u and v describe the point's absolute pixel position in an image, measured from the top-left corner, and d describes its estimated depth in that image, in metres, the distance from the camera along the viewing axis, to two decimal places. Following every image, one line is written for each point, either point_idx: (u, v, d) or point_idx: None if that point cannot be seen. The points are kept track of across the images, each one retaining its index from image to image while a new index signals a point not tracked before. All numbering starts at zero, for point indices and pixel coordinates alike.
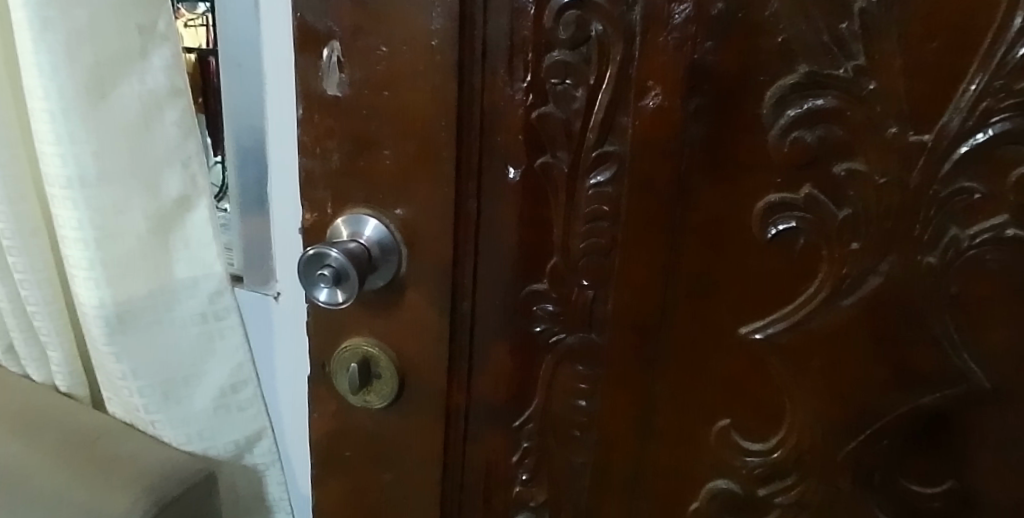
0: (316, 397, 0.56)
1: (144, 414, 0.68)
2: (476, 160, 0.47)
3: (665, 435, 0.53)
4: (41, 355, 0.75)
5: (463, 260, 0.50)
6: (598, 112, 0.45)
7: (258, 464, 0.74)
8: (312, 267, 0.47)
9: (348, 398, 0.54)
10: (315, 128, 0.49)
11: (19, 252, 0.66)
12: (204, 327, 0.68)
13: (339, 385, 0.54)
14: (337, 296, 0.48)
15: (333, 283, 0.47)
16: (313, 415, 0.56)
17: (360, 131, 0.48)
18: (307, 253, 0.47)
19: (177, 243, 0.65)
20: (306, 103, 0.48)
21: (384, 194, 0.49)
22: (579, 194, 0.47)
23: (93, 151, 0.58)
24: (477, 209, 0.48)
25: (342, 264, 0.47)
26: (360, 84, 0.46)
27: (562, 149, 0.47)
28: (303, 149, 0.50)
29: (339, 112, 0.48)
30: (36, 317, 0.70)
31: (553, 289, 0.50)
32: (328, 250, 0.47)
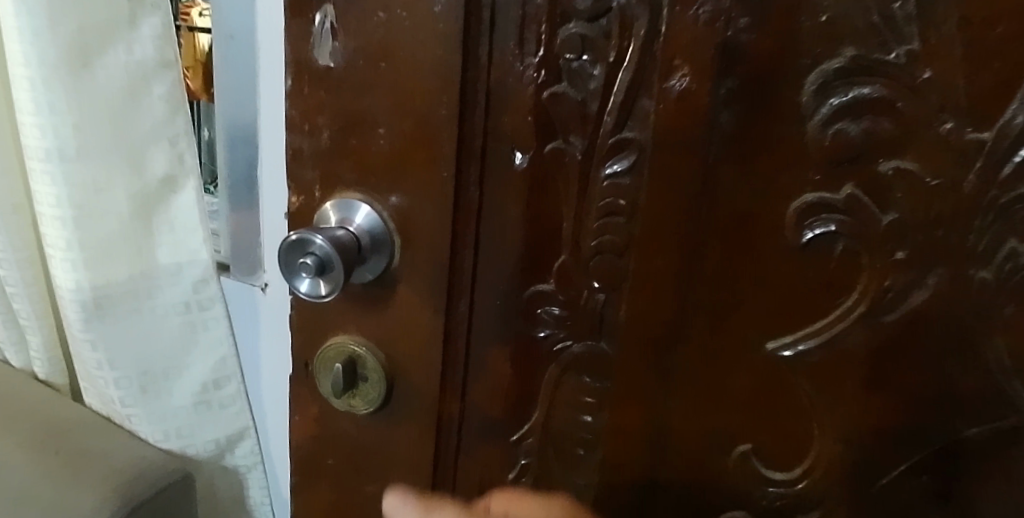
0: (297, 400, 0.51)
1: (120, 408, 0.64)
2: (479, 143, 0.42)
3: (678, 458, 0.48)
4: (18, 339, 0.70)
5: (462, 254, 0.45)
6: (617, 94, 0.40)
7: (239, 465, 0.69)
8: (295, 255, 0.42)
9: (331, 402, 0.49)
10: (305, 102, 0.44)
11: None
12: (187, 317, 0.63)
13: (322, 387, 0.49)
14: (320, 289, 0.43)
15: (316, 274, 0.42)
16: (293, 418, 0.52)
17: (353, 105, 0.43)
18: (289, 238, 0.42)
19: (162, 226, 0.60)
20: (296, 74, 0.44)
21: (378, 178, 0.44)
22: (593, 186, 0.42)
23: (75, 123, 0.54)
24: (479, 197, 0.44)
25: (327, 252, 0.42)
26: (355, 55, 0.42)
27: (576, 134, 0.42)
28: (291, 125, 0.45)
29: (332, 85, 0.43)
30: (14, 299, 0.66)
31: (559, 290, 0.45)
32: (313, 236, 0.42)
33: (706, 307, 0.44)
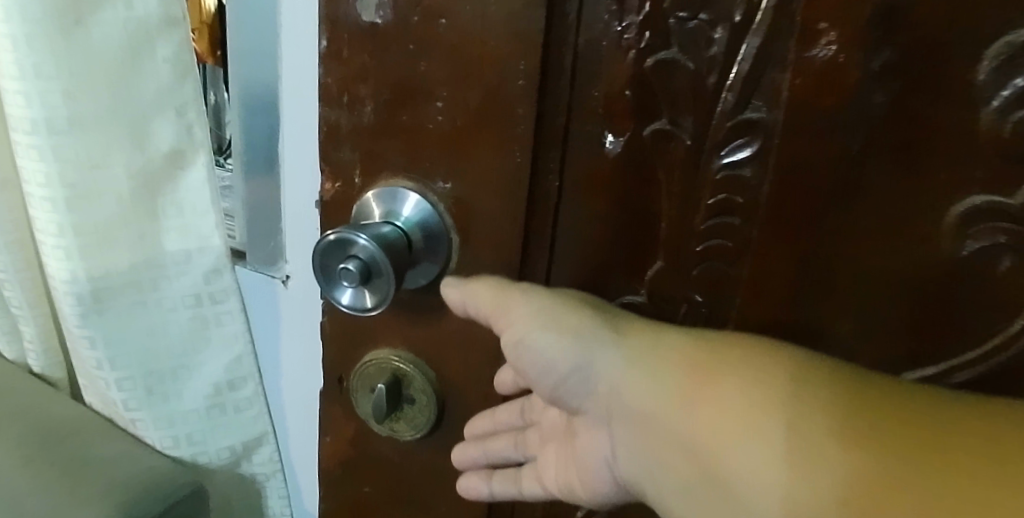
0: (330, 419, 0.44)
1: (123, 411, 0.57)
2: (563, 122, 0.34)
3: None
4: (11, 329, 0.63)
5: (535, 257, 0.37)
6: (741, 63, 0.32)
7: (257, 474, 0.61)
8: (333, 259, 0.35)
9: (371, 424, 0.42)
10: (343, 67, 0.36)
11: None
12: (197, 311, 0.55)
13: (360, 407, 0.41)
14: (366, 301, 0.35)
15: (360, 283, 0.34)
16: (324, 438, 0.45)
17: (403, 72, 0.35)
18: (327, 239, 0.34)
19: (168, 208, 0.52)
20: (335, 33, 0.35)
21: (432, 163, 0.36)
22: (704, 179, 0.34)
23: (65, 90, 0.46)
24: (557, 190, 0.35)
25: (372, 256, 0.34)
26: (407, 8, 0.33)
27: (687, 113, 0.33)
28: (327, 96, 0.37)
29: (377, 46, 0.35)
30: (5, 286, 0.59)
31: (649, 301, 0.38)
32: (355, 235, 0.34)
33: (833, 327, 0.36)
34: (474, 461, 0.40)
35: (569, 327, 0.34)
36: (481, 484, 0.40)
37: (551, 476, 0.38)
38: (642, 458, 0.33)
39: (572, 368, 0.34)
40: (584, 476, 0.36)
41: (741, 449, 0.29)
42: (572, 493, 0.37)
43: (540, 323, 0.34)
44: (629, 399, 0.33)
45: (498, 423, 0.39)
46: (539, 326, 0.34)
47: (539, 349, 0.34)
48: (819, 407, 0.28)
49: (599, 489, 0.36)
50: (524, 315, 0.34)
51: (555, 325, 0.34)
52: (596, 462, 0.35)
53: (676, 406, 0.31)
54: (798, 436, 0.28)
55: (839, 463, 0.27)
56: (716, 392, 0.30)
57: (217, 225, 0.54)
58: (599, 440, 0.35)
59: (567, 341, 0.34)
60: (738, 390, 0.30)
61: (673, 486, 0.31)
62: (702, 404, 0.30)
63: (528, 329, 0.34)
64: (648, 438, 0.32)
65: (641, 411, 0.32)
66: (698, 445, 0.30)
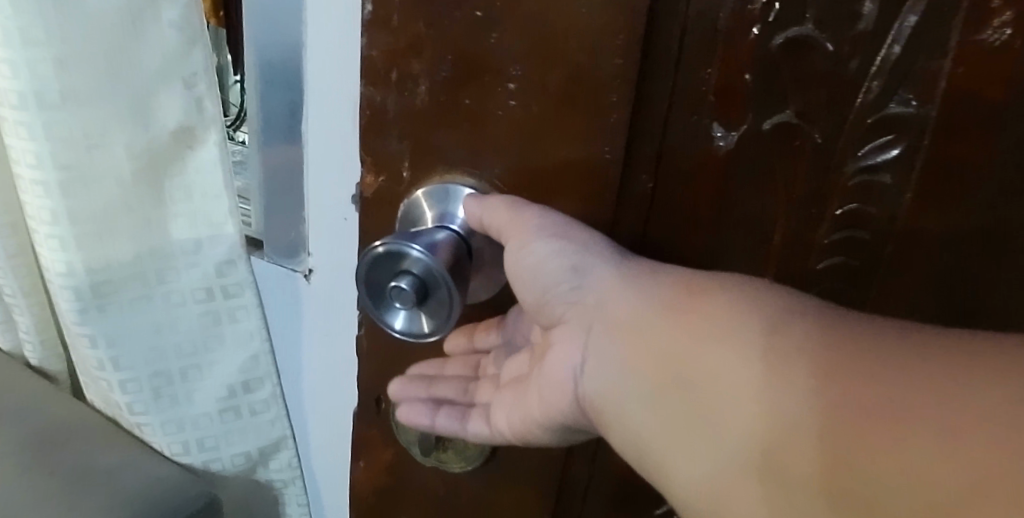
0: (367, 444, 0.39)
1: (127, 415, 0.52)
2: (665, 109, 0.28)
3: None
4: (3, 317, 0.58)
5: None
6: (892, 46, 0.26)
7: (274, 481, 0.56)
8: (383, 273, 0.29)
9: (413, 453, 0.37)
10: (393, 38, 0.29)
11: None
12: (209, 306, 0.50)
13: (402, 434, 0.37)
14: (423, 326, 0.30)
15: (416, 304, 0.29)
16: (359, 463, 0.40)
17: (467, 45, 0.28)
18: (374, 250, 0.29)
19: (176, 192, 0.47)
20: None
21: (500, 158, 0.30)
22: (834, 185, 0.29)
23: (57, 58, 0.40)
24: (651, 194, 0.29)
25: (429, 272, 0.28)
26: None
27: (818, 106, 0.28)
28: (370, 72, 0.31)
29: (435, 12, 0.28)
30: None
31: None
32: (409, 246, 0.28)
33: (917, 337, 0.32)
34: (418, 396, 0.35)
35: (575, 238, 0.29)
36: (425, 419, 0.35)
37: (502, 416, 0.34)
38: (609, 374, 0.29)
39: (571, 281, 0.30)
40: (545, 395, 0.32)
41: (723, 365, 0.25)
42: (526, 433, 0.33)
43: (548, 231, 0.29)
44: (611, 315, 0.29)
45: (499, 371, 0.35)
46: (549, 235, 0.29)
47: (541, 259, 0.29)
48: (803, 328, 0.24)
49: (558, 407, 0.31)
50: (541, 224, 0.29)
51: (561, 234, 0.29)
52: (562, 374, 0.31)
53: (658, 320, 0.28)
54: (783, 352, 0.24)
55: (819, 385, 0.23)
56: (703, 308, 0.27)
57: (231, 212, 0.47)
58: (569, 350, 0.31)
59: (574, 254, 0.29)
60: (726, 309, 0.26)
61: (639, 403, 0.28)
62: (689, 321, 0.27)
63: (533, 237, 0.29)
64: (623, 353, 0.29)
65: (621, 327, 0.29)
66: (682, 363, 0.27)
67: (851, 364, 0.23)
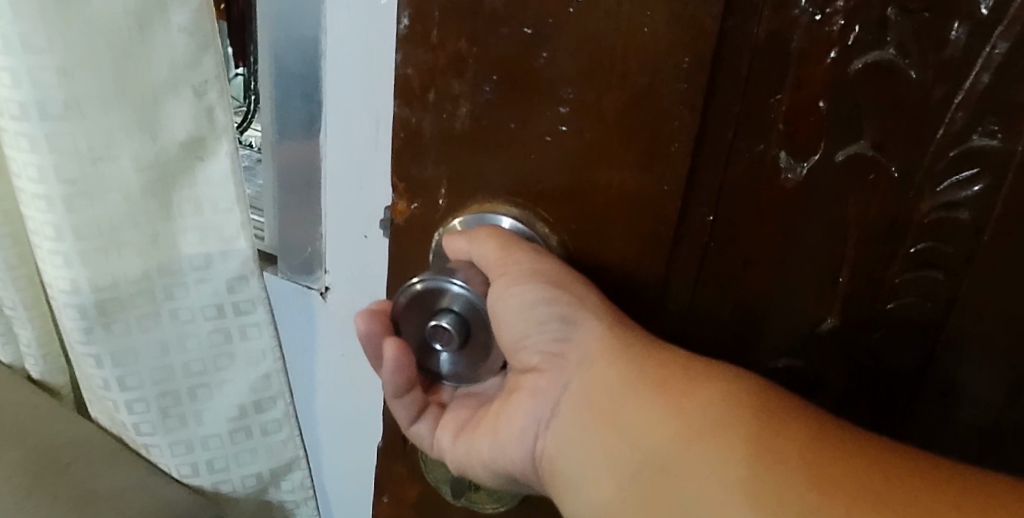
0: (391, 480, 0.37)
1: (134, 436, 0.49)
2: (729, 139, 0.26)
3: (902, 416, 0.32)
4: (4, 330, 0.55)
5: (662, 314, 0.29)
6: (981, 73, 0.24)
7: (286, 502, 0.55)
8: (421, 311, 0.29)
9: (444, 493, 0.35)
10: (432, 55, 0.27)
11: None
12: (219, 323, 0.47)
13: (431, 472, 0.35)
14: (464, 363, 0.31)
15: (462, 343, 0.29)
16: (382, 499, 0.38)
17: (515, 64, 0.26)
18: (415, 289, 0.29)
19: (185, 205, 0.44)
20: (422, 9, 0.27)
21: (546, 187, 0.28)
22: (911, 222, 0.27)
23: (60, 65, 0.38)
24: (710, 226, 0.28)
25: (469, 308, 0.29)
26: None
27: (897, 136, 0.26)
28: (406, 93, 0.28)
29: (479, 27, 0.26)
30: None
31: (812, 364, 0.31)
32: (449, 284, 0.29)
33: (979, 379, 0.30)
34: (404, 377, 0.30)
35: (568, 287, 0.27)
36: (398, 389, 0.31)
37: (447, 435, 0.32)
38: (581, 444, 0.27)
39: (554, 330, 0.28)
40: (499, 440, 0.30)
41: (699, 461, 0.23)
42: (468, 465, 0.32)
43: (542, 278, 0.27)
44: (592, 377, 0.27)
45: (476, 403, 0.33)
46: (542, 279, 0.27)
47: (529, 304, 0.28)
48: (793, 430, 0.22)
49: (510, 456, 0.30)
50: (537, 269, 0.28)
51: (558, 280, 0.27)
52: (519, 425, 0.29)
53: (643, 396, 0.25)
54: (761, 445, 0.22)
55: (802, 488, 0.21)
56: (690, 394, 0.24)
57: (243, 225, 0.45)
58: (536, 399, 0.29)
59: (564, 302, 0.27)
60: (717, 400, 0.24)
61: (605, 477, 0.26)
62: (675, 406, 0.24)
63: (524, 280, 0.28)
64: (598, 424, 0.26)
65: (602, 394, 0.27)
66: (655, 444, 0.24)
67: (857, 482, 0.20)
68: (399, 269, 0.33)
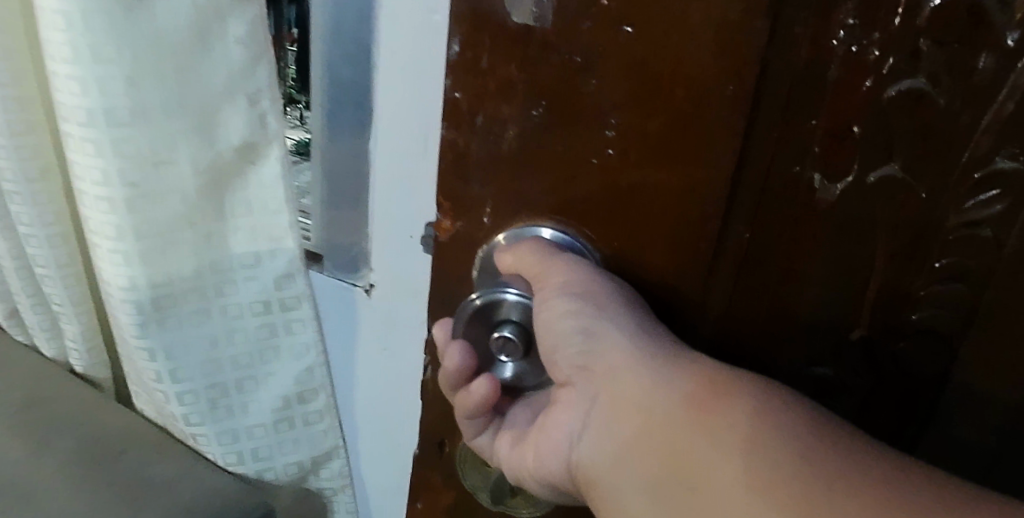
0: (429, 476, 0.39)
1: (183, 425, 0.52)
2: (767, 161, 0.28)
3: (919, 417, 0.34)
4: (51, 324, 0.59)
5: (695, 323, 0.31)
6: (1006, 101, 0.26)
7: (324, 488, 0.57)
8: (482, 325, 0.32)
9: (478, 496, 0.38)
10: (480, 80, 0.29)
11: (24, 200, 0.49)
12: (266, 318, 0.50)
13: (468, 478, 0.38)
14: (528, 370, 0.33)
15: (525, 350, 0.32)
16: (414, 505, 0.41)
17: (565, 91, 0.28)
18: (474, 303, 0.32)
19: (238, 206, 0.46)
20: (474, 38, 0.29)
21: (591, 206, 0.30)
22: (936, 237, 0.29)
23: (127, 75, 0.40)
24: (747, 244, 0.30)
25: (526, 314, 0.32)
26: (578, 9, 0.26)
27: (923, 159, 0.28)
28: (452, 116, 0.31)
29: (530, 55, 0.28)
30: (45, 282, 0.53)
31: (839, 371, 0.33)
32: (504, 293, 0.32)
33: (997, 383, 0.32)
34: (486, 407, 0.33)
35: (595, 299, 0.29)
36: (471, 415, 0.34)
37: (505, 454, 0.34)
38: (611, 455, 0.28)
39: (580, 344, 0.30)
40: (538, 453, 0.32)
41: (732, 471, 0.24)
42: (520, 476, 0.34)
43: (571, 290, 0.30)
44: (620, 391, 0.28)
45: (526, 411, 0.34)
46: (572, 291, 0.30)
47: (557, 316, 0.30)
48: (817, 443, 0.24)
49: (549, 468, 0.32)
50: (566, 282, 0.30)
51: (586, 295, 0.29)
52: (556, 439, 0.31)
53: (672, 410, 0.26)
54: (793, 458, 0.23)
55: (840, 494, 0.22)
56: (722, 411, 0.25)
57: (291, 226, 0.47)
58: (569, 411, 0.30)
59: (586, 315, 0.29)
60: (747, 414, 0.25)
61: (634, 487, 0.27)
62: (706, 421, 0.25)
63: (556, 293, 0.30)
64: (629, 438, 0.27)
65: (632, 407, 0.28)
66: (685, 455, 0.25)
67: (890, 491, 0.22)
68: (440, 282, 0.35)
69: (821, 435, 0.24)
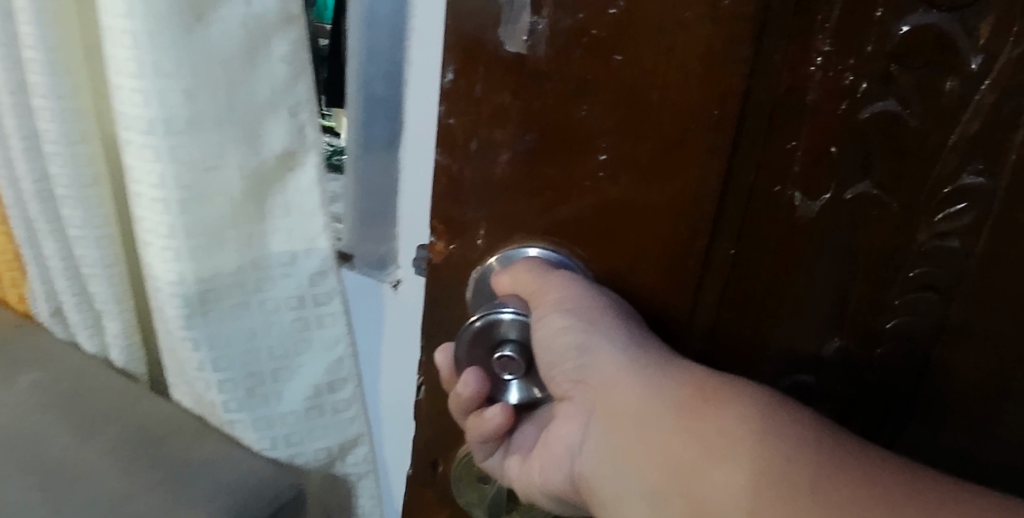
0: (435, 469, 0.43)
1: (221, 412, 0.56)
2: (751, 178, 0.31)
3: (893, 415, 0.37)
4: (93, 321, 0.63)
5: (680, 332, 0.35)
6: (969, 121, 0.29)
7: (350, 473, 0.61)
8: (482, 344, 0.35)
9: (472, 512, 0.42)
10: (475, 107, 0.33)
11: (77, 205, 0.54)
12: (301, 313, 0.54)
13: (462, 497, 0.42)
14: (530, 385, 0.36)
15: (526, 369, 0.35)
16: (422, 502, 0.44)
17: (560, 118, 0.31)
18: (473, 326, 0.34)
19: (277, 209, 0.51)
20: (467, 67, 0.32)
21: (587, 225, 0.33)
22: (909, 248, 0.32)
23: (185, 88, 0.44)
24: (733, 258, 0.33)
25: (523, 330, 0.35)
26: (571, 40, 0.30)
27: (894, 176, 0.31)
28: (447, 143, 0.34)
29: (523, 83, 0.31)
30: (91, 281, 0.58)
31: (820, 379, 0.36)
32: (500, 313, 0.34)
33: (962, 381, 0.35)
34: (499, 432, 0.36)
35: (586, 316, 0.33)
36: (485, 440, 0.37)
37: (514, 472, 0.38)
38: (613, 458, 0.31)
39: (576, 359, 0.33)
40: (544, 466, 0.36)
41: (725, 469, 0.27)
42: (529, 488, 0.37)
43: (564, 308, 0.33)
44: (616, 397, 0.32)
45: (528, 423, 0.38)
46: (563, 308, 0.33)
47: (552, 333, 0.33)
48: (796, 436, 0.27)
49: (555, 479, 0.35)
50: (561, 299, 0.33)
51: (579, 314, 0.33)
52: (559, 453, 0.35)
53: (666, 416, 0.30)
54: (775, 452, 0.27)
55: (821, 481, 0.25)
56: (710, 414, 0.29)
57: (325, 227, 0.51)
58: (570, 426, 0.34)
59: (578, 330, 0.33)
60: (731, 416, 0.28)
61: (635, 487, 0.30)
62: (697, 425, 0.29)
63: (550, 311, 0.33)
64: (628, 442, 0.31)
65: (628, 413, 0.31)
66: (680, 457, 0.29)
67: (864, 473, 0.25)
68: (433, 306, 0.39)
69: (797, 429, 0.27)
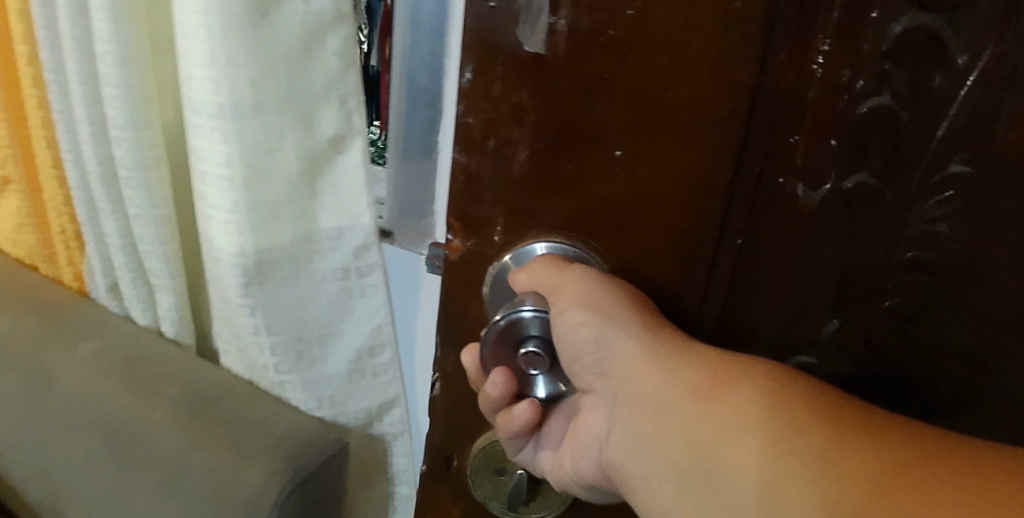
0: (457, 441, 0.46)
1: (273, 374, 0.62)
2: (757, 169, 0.34)
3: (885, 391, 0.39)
4: (147, 296, 0.69)
5: (684, 315, 0.38)
6: (955, 114, 0.32)
7: (387, 433, 0.67)
8: (507, 342, 0.38)
9: (489, 505, 0.46)
10: (493, 105, 0.36)
11: (138, 186, 0.59)
12: (346, 283, 0.59)
13: (478, 490, 0.46)
14: (552, 377, 0.40)
15: (550, 362, 0.39)
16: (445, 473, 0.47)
17: (580, 115, 0.35)
18: (500, 324, 0.37)
19: (325, 187, 0.55)
20: (486, 68, 0.36)
21: (602, 216, 0.37)
22: (902, 233, 0.35)
23: (250, 77, 0.49)
24: (740, 246, 0.37)
25: (544, 327, 0.38)
26: (587, 41, 0.33)
27: (886, 166, 0.34)
28: (467, 146, 0.38)
29: (541, 82, 0.35)
30: (149, 255, 0.63)
31: (823, 360, 0.39)
32: (522, 311, 0.37)
33: (949, 355, 0.38)
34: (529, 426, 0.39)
35: (601, 310, 0.36)
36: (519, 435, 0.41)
37: (547, 458, 0.42)
38: (638, 436, 0.35)
39: (595, 352, 0.37)
40: (576, 453, 0.40)
41: (739, 440, 0.31)
42: (562, 471, 0.41)
43: (579, 301, 0.36)
44: (638, 380, 0.35)
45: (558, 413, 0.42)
46: (580, 304, 0.36)
47: (573, 326, 0.37)
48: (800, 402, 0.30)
49: (586, 465, 0.39)
50: (577, 293, 0.37)
51: (596, 307, 0.36)
52: (589, 443, 0.39)
53: (682, 396, 0.33)
54: (782, 420, 0.30)
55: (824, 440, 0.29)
56: (722, 392, 0.32)
57: (369, 206, 0.56)
58: (598, 415, 0.38)
59: (597, 325, 0.36)
60: (740, 392, 0.32)
61: (659, 461, 0.34)
62: (710, 402, 0.32)
63: (569, 305, 0.36)
64: (650, 421, 0.34)
65: (650, 395, 0.35)
66: (699, 433, 0.32)
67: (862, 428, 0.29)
68: (454, 292, 0.43)
69: (800, 396, 0.31)
